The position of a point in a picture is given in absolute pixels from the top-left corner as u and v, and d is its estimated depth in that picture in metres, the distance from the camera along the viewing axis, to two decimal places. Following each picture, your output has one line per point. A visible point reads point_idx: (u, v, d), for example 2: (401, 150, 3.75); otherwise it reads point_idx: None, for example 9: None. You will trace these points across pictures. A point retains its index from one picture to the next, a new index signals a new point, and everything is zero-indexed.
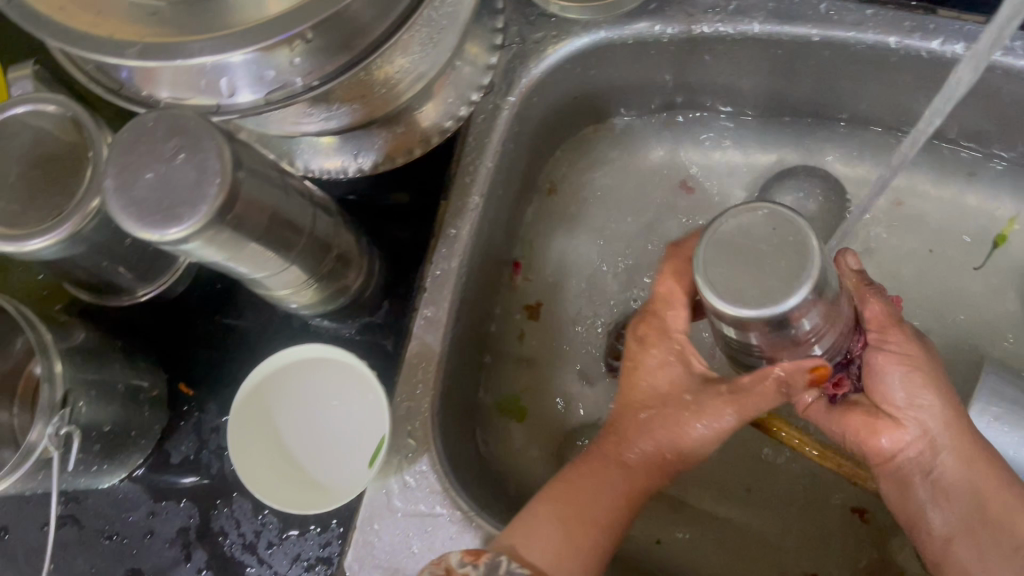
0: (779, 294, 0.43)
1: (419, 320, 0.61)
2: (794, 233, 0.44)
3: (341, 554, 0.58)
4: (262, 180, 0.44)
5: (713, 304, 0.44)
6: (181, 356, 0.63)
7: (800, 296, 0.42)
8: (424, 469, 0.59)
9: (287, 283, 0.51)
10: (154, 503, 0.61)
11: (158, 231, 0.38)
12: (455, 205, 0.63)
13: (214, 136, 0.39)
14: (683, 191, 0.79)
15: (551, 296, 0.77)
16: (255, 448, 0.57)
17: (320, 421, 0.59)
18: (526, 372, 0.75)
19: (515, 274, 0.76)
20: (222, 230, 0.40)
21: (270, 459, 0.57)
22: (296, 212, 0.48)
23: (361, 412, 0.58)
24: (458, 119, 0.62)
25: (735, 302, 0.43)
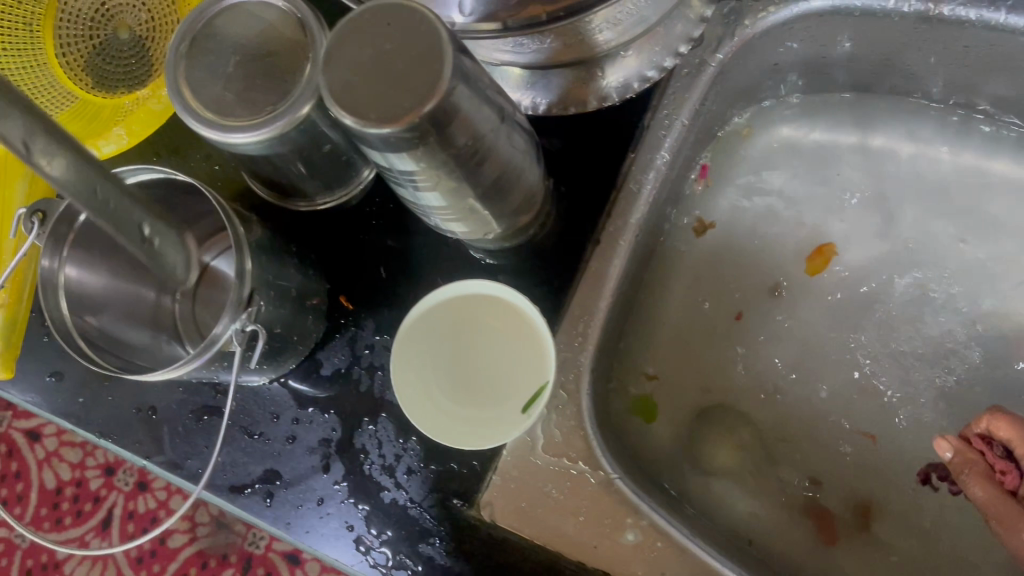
0: (379, 108, 0.36)
1: (588, 272, 0.59)
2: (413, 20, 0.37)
3: (478, 492, 0.58)
4: (479, 95, 0.40)
5: (340, 118, 0.36)
6: (343, 269, 0.62)
7: (388, 125, 0.36)
8: (572, 423, 0.58)
9: (486, 224, 0.49)
10: (298, 410, 0.61)
11: (362, 121, 0.36)
12: (642, 158, 0.60)
13: (445, 41, 0.37)
14: (878, 186, 0.76)
15: (714, 254, 0.76)
16: (413, 380, 0.55)
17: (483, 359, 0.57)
18: (681, 318, 0.74)
19: (700, 178, 0.75)
20: (430, 141, 0.38)
21: (428, 392, 0.56)
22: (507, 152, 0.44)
23: (521, 361, 0.56)
24: (662, 70, 0.58)
25: (360, 117, 0.36)
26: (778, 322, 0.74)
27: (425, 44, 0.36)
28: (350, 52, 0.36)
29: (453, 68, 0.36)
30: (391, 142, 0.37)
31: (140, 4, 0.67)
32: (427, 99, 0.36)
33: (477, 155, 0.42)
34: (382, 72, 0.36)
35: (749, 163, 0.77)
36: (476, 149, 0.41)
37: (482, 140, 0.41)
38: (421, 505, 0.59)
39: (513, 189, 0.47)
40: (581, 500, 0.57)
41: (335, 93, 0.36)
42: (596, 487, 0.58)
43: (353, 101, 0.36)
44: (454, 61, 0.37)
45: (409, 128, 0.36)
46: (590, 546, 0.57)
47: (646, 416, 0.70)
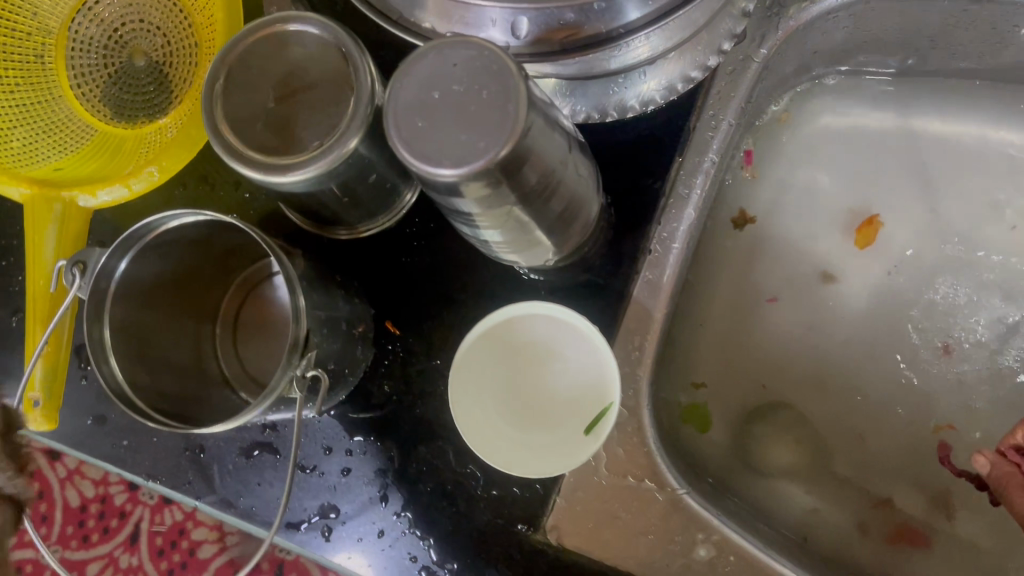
0: (453, 155, 0.34)
1: (641, 282, 0.58)
2: (481, 57, 0.34)
3: (544, 517, 0.57)
4: (548, 126, 0.39)
5: (413, 168, 0.34)
6: (386, 294, 0.60)
7: (464, 172, 0.33)
8: (634, 440, 0.57)
9: (544, 251, 0.48)
10: (352, 442, 0.59)
11: (436, 170, 0.34)
12: (689, 162, 0.59)
13: (515, 76, 0.34)
14: (920, 167, 0.74)
15: (755, 246, 0.74)
16: (477, 415, 0.54)
17: (543, 381, 0.55)
18: (726, 314, 0.73)
19: (747, 165, 0.73)
20: (502, 186, 0.37)
21: (494, 425, 0.54)
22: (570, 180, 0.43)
23: (584, 379, 0.54)
24: (706, 70, 0.57)
25: (435, 166, 0.34)
26: (825, 313, 0.73)
27: (495, 82, 0.34)
28: (419, 99, 0.34)
29: (528, 105, 0.34)
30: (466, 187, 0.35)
31: (153, 28, 0.64)
32: (503, 142, 0.33)
33: (544, 189, 0.40)
34: (454, 116, 0.34)
35: (785, 151, 0.75)
36: (543, 182, 0.40)
37: (551, 173, 0.40)
38: (485, 533, 0.57)
39: (575, 214, 0.45)
40: (649, 517, 0.56)
41: (405, 143, 0.34)
42: (664, 504, 0.56)
43: (426, 149, 0.34)
44: (528, 98, 0.34)
45: (493, 172, 0.34)
46: (662, 563, 0.56)
47: (695, 423, 0.69)
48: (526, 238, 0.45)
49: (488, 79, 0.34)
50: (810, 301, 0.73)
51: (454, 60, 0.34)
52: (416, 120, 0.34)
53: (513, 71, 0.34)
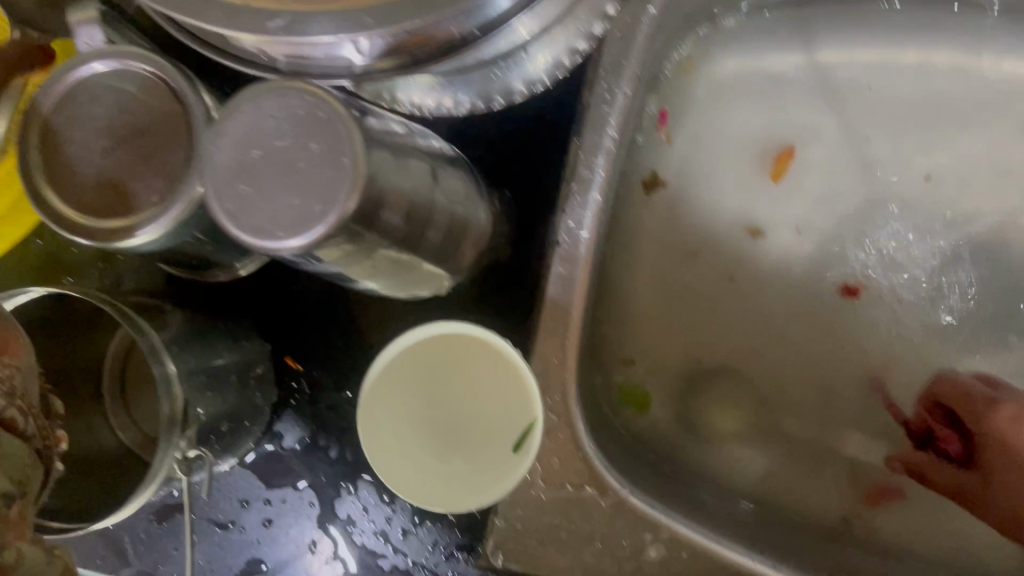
0: (289, 222, 0.29)
1: (553, 280, 0.54)
2: (301, 101, 0.29)
3: (483, 541, 0.54)
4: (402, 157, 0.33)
5: (246, 243, 0.29)
6: (282, 328, 0.55)
7: (304, 241, 0.28)
8: (568, 447, 0.54)
9: (435, 279, 0.43)
10: (269, 490, 0.55)
11: (273, 243, 0.29)
12: (588, 142, 0.54)
13: (345, 119, 0.29)
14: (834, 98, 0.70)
15: (675, 207, 0.70)
16: (387, 445, 0.49)
17: (456, 395, 0.51)
18: (653, 282, 0.69)
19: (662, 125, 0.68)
20: (360, 239, 0.32)
21: (405, 451, 0.50)
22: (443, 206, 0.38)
23: (499, 395, 0.50)
24: (593, 40, 0.52)
25: (270, 239, 0.29)
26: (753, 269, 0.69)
27: (322, 133, 0.29)
28: (239, 163, 0.29)
29: (367, 149, 0.29)
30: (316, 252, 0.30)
31: None
32: (344, 198, 0.28)
33: (414, 224, 0.35)
34: (282, 175, 0.29)
35: (698, 100, 0.70)
36: (410, 218, 0.35)
37: (417, 206, 0.35)
38: (425, 565, 0.55)
39: (460, 233, 0.40)
40: (593, 525, 0.53)
41: (231, 217, 0.29)
42: (609, 509, 0.53)
43: (257, 220, 0.29)
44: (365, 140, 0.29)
45: (349, 226, 0.29)
46: (613, 571, 0.53)
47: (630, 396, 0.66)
48: (409, 276, 0.40)
49: (314, 127, 0.29)
50: (737, 259, 0.70)
51: (271, 110, 0.29)
52: (239, 187, 0.29)
53: (341, 112, 0.29)
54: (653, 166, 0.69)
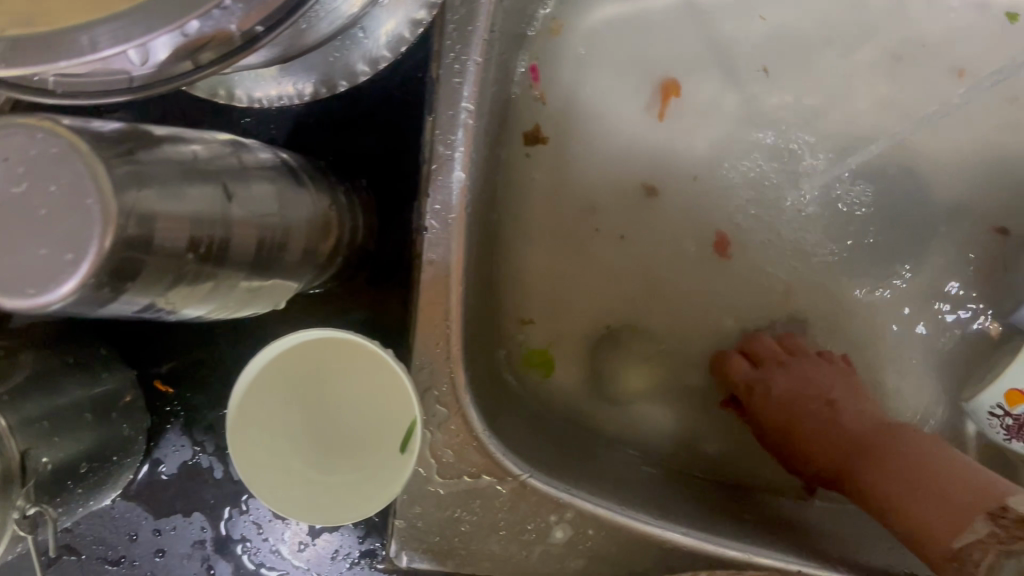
0: (36, 277, 0.25)
1: (425, 267, 0.51)
2: (31, 140, 0.26)
3: (385, 544, 0.52)
4: (184, 179, 0.30)
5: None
6: (148, 349, 0.53)
7: (56, 296, 0.25)
8: (461, 438, 0.51)
9: (276, 288, 0.39)
10: (157, 520, 0.52)
11: (22, 302, 0.26)
12: (444, 118, 0.50)
13: (84, 154, 0.26)
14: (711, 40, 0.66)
15: (561, 165, 0.66)
16: (259, 455, 0.45)
17: (320, 395, 0.48)
18: (547, 245, 0.66)
19: (533, 82, 0.65)
20: (141, 279, 0.29)
21: (278, 459, 0.46)
22: (256, 219, 0.34)
23: (366, 394, 0.49)
24: (433, 9, 0.48)
25: (19, 297, 0.26)
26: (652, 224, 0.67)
27: (58, 172, 0.25)
28: None
29: (113, 184, 0.26)
30: (83, 302, 0.27)
31: None
32: (93, 241, 0.25)
33: (215, 250, 0.32)
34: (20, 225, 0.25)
35: (573, 55, 0.66)
36: (209, 244, 0.31)
37: (215, 230, 0.31)
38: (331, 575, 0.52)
39: (289, 243, 0.37)
40: (496, 514, 0.51)
41: None
42: (510, 495, 0.51)
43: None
44: (110, 172, 0.26)
45: (112, 272, 0.26)
46: (521, 556, 0.52)
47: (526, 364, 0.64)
48: (236, 290, 0.36)
49: (48, 166, 0.26)
50: (633, 213, 0.67)
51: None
52: None
53: (77, 144, 0.26)
54: (534, 120, 0.65)
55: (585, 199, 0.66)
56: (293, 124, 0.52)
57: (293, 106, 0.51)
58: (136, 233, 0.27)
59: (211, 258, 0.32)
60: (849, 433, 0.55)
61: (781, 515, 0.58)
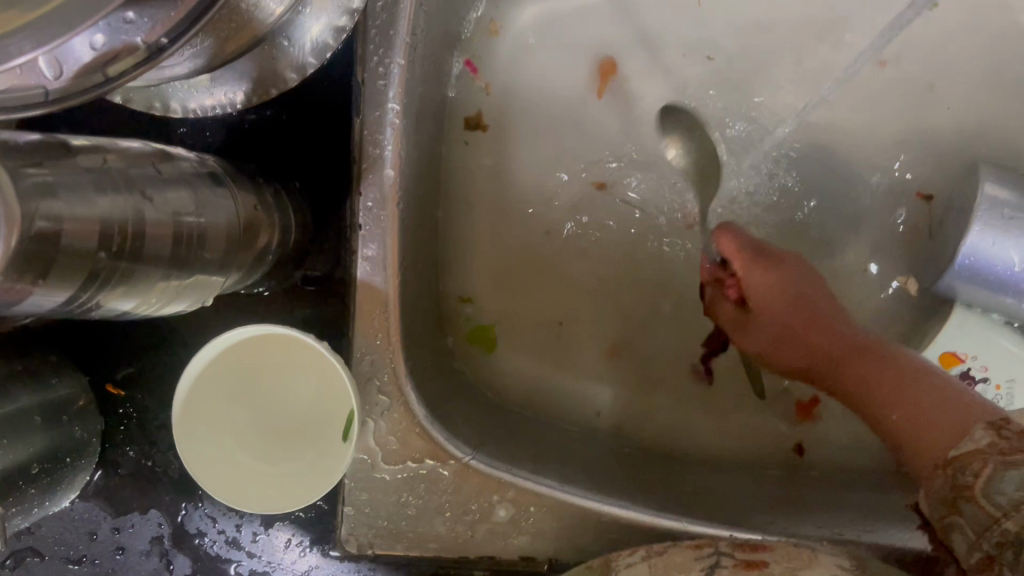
0: None
1: (361, 263, 0.53)
2: None
3: (335, 530, 0.54)
4: (94, 183, 0.32)
5: None
6: (100, 355, 0.55)
7: None
8: (404, 425, 0.53)
9: (205, 283, 0.40)
10: (116, 518, 0.54)
11: None
12: (372, 119, 0.52)
13: None
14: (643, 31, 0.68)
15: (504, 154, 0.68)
16: (202, 443, 0.48)
17: (264, 386, 0.51)
18: (492, 232, 0.67)
19: (472, 72, 0.67)
20: (54, 279, 0.31)
21: (221, 447, 0.49)
22: (178, 218, 0.36)
23: (307, 385, 0.51)
24: (353, 14, 0.50)
25: None
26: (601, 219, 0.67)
27: None
28: None
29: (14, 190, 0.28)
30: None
31: None
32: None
33: (135, 250, 0.33)
34: None
35: (510, 51, 0.68)
36: (127, 242, 0.33)
37: (134, 230, 0.33)
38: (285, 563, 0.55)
39: (214, 241, 0.39)
40: (441, 497, 0.54)
41: None
42: (453, 477, 0.53)
43: None
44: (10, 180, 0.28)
45: (22, 269, 0.29)
46: (467, 535, 0.54)
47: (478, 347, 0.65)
48: (166, 289, 0.37)
49: None
50: (577, 201, 0.68)
51: None
52: None
53: None
54: (476, 107, 0.67)
55: (529, 188, 0.68)
56: (230, 133, 0.55)
57: (227, 115, 0.54)
58: (44, 233, 0.29)
59: (130, 257, 0.33)
60: (832, 343, 0.52)
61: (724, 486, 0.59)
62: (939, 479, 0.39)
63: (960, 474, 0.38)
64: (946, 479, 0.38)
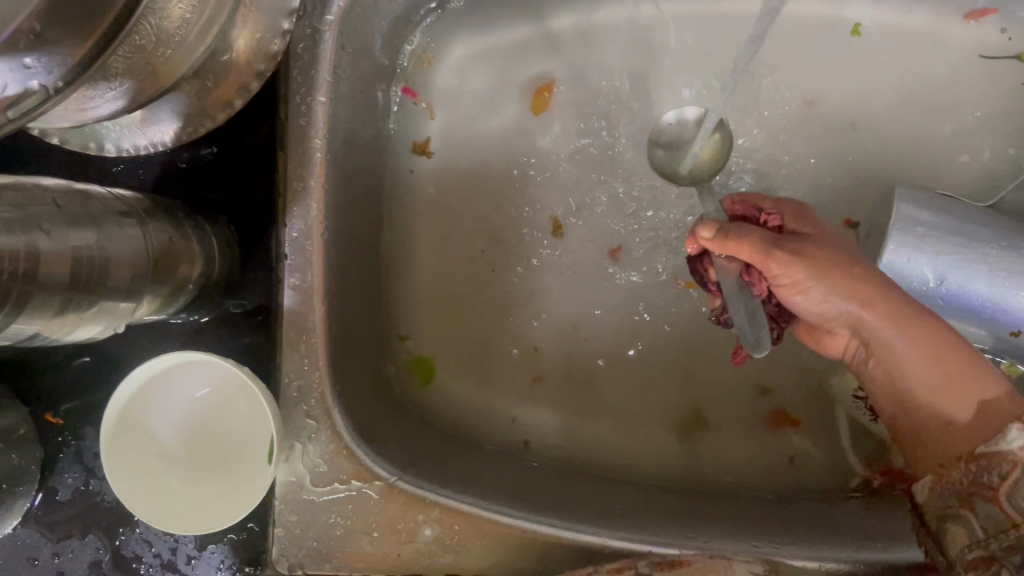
0: None
1: (288, 292, 0.55)
2: None
3: (267, 552, 0.56)
4: None
5: None
6: (40, 386, 0.57)
7: None
8: (332, 448, 0.55)
9: (114, 311, 0.42)
10: (55, 544, 0.56)
11: None
12: (296, 154, 0.55)
13: None
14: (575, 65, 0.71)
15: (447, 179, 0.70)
16: (134, 465, 0.50)
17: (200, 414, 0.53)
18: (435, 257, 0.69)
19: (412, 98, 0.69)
20: None
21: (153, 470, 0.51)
22: (76, 251, 0.38)
23: (238, 412, 0.53)
24: (273, 57, 0.53)
25: None
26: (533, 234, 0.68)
27: None
28: None
29: None
30: None
31: None
32: None
33: (26, 282, 0.36)
34: None
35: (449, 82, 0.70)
36: (17, 274, 0.35)
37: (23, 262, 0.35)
38: None
39: (118, 272, 0.41)
40: (368, 517, 0.55)
41: None
42: (380, 497, 0.55)
43: None
44: None
45: None
46: (394, 554, 0.55)
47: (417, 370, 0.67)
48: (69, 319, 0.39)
49: None
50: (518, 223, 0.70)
51: None
52: None
53: None
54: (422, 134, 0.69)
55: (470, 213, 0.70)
56: (164, 170, 0.57)
57: (159, 153, 0.56)
58: None
59: (23, 287, 0.36)
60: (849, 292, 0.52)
61: (661, 503, 0.60)
62: (955, 472, 0.47)
63: (980, 473, 0.45)
64: (966, 473, 0.46)
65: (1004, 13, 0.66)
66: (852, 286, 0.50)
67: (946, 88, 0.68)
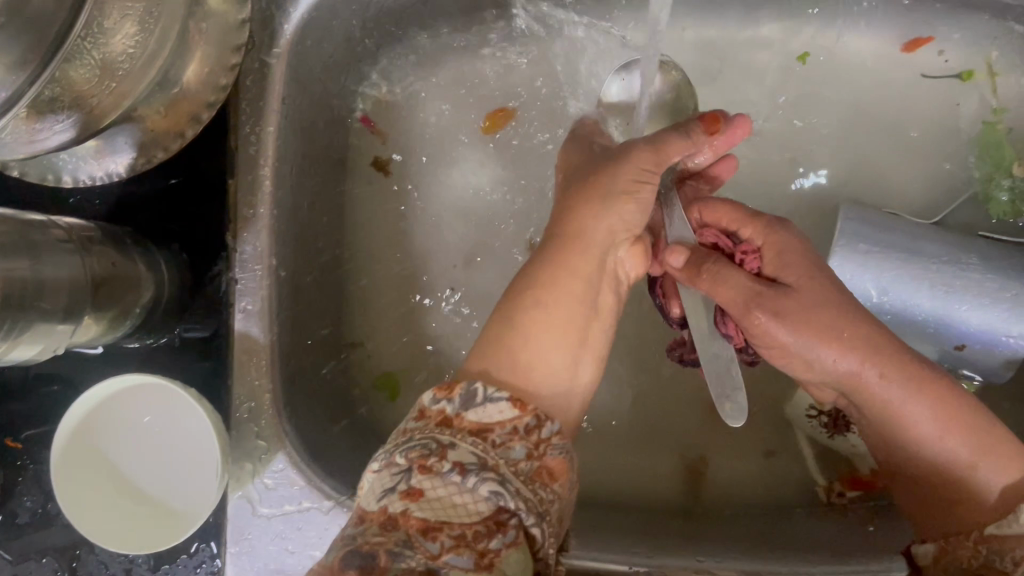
0: None
1: (238, 315, 0.56)
2: None
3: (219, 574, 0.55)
4: None
5: None
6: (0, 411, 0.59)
7: None
8: (281, 468, 0.55)
9: (51, 332, 0.45)
10: (13, 566, 0.57)
11: None
12: (245, 182, 0.57)
13: None
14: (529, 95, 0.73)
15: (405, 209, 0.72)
16: (84, 479, 0.53)
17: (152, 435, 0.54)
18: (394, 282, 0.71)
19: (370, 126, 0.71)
20: None
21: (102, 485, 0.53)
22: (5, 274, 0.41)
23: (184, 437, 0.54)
24: (222, 89, 0.55)
25: None
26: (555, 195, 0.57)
27: None
28: None
29: None
30: None
31: None
32: None
33: None
34: None
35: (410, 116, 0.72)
36: None
37: None
38: None
39: (52, 294, 0.44)
40: None
41: None
42: None
43: None
44: None
45: None
46: None
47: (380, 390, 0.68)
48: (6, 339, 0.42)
49: None
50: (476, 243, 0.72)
51: None
52: None
53: None
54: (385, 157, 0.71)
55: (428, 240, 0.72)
56: (121, 200, 0.59)
57: (114, 184, 0.58)
58: None
59: None
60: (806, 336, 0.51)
61: (604, 520, 0.60)
62: (965, 550, 0.48)
63: (991, 556, 0.46)
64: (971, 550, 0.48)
65: (939, 39, 0.68)
66: (839, 336, 0.50)
67: (890, 110, 0.69)
